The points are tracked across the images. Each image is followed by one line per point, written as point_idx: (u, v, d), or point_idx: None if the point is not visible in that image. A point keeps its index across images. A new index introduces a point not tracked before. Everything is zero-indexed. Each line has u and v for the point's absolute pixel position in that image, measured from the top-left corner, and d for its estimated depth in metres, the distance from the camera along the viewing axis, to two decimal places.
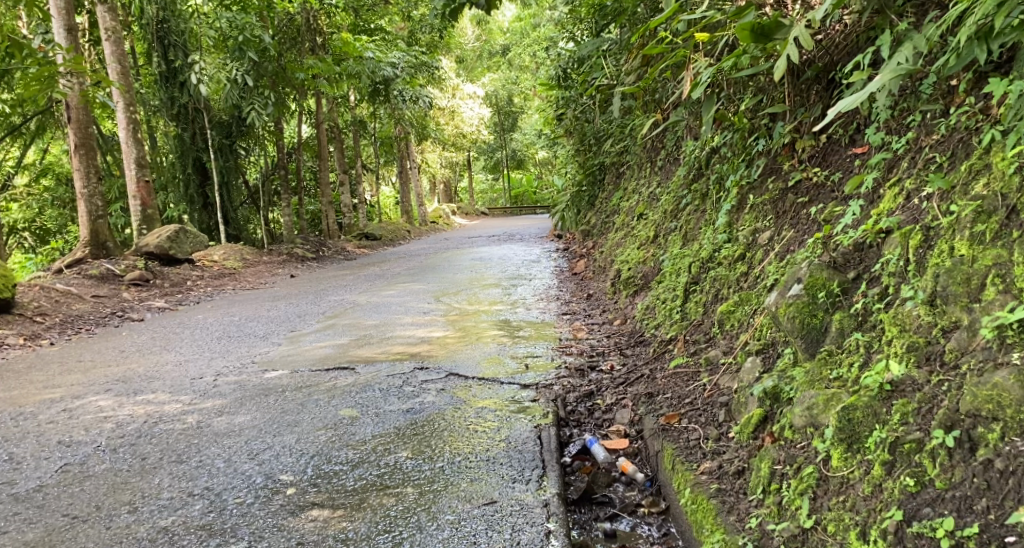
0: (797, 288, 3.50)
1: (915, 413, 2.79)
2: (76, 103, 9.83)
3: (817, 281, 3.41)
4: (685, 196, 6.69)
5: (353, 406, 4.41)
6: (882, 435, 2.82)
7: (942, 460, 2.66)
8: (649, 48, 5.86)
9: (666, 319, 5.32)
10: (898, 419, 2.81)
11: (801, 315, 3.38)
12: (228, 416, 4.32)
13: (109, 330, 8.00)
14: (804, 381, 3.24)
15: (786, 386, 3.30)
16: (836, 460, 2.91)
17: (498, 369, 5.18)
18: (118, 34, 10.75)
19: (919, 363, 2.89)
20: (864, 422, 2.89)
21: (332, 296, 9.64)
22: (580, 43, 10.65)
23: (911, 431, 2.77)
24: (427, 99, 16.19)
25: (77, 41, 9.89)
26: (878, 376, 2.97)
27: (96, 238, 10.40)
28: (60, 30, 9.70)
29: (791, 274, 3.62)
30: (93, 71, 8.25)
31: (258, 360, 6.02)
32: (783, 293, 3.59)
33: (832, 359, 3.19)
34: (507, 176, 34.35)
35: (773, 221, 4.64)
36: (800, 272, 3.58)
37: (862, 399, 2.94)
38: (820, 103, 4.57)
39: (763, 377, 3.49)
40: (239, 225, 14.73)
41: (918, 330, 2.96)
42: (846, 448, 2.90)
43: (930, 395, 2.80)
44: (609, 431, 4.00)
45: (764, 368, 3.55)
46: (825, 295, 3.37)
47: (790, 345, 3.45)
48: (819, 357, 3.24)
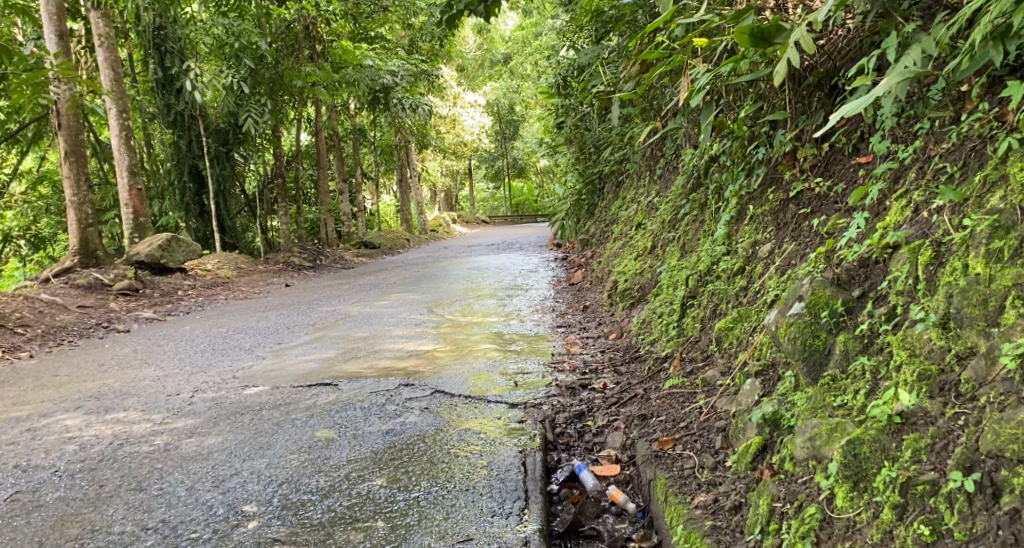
0: (798, 306, 3.28)
1: (927, 449, 2.58)
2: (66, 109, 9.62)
3: (820, 299, 3.18)
4: (683, 207, 6.49)
5: (330, 426, 4.20)
6: (893, 474, 2.61)
7: (961, 506, 2.45)
8: (647, 54, 5.63)
9: (663, 335, 5.11)
10: (909, 456, 2.60)
11: (803, 336, 3.16)
12: (198, 438, 4.12)
13: (93, 342, 7.79)
14: (806, 408, 3.02)
15: (787, 413, 3.09)
16: (840, 500, 2.69)
17: (486, 386, 4.95)
18: (111, 41, 10.54)
19: (932, 394, 2.68)
20: (872, 458, 2.68)
21: (325, 307, 9.43)
22: (579, 50, 10.45)
23: (925, 471, 2.55)
24: (427, 108, 15.82)
25: (69, 47, 9.57)
26: (887, 407, 2.75)
27: (86, 247, 10.16)
28: (51, 36, 9.42)
29: (792, 291, 3.41)
30: (82, 77, 8.07)
31: (240, 374, 5.80)
32: (783, 311, 3.38)
33: (835, 386, 2.97)
34: (509, 185, 34.15)
35: (774, 234, 4.44)
36: (801, 289, 3.36)
37: (869, 432, 2.73)
38: (823, 110, 4.37)
39: (762, 401, 3.28)
40: (235, 233, 14.47)
41: (930, 356, 2.75)
42: (852, 487, 2.68)
43: (944, 430, 2.59)
44: (599, 456, 3.78)
45: (763, 391, 3.35)
46: (829, 315, 3.15)
47: (791, 369, 3.22)
48: (822, 383, 3.02)
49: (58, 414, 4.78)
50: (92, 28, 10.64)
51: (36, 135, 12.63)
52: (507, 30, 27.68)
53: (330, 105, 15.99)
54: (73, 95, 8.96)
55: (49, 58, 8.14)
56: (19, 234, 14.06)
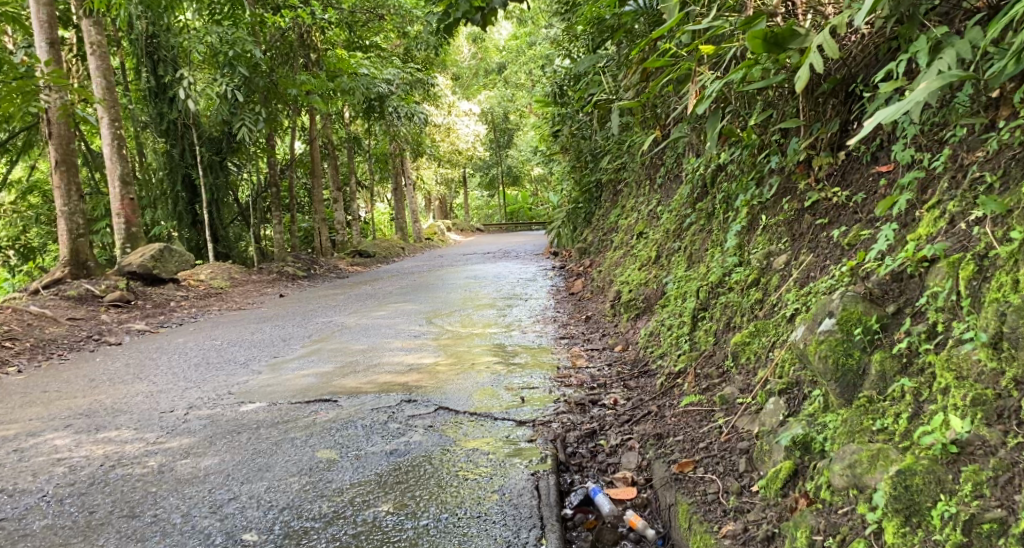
0: (828, 322, 3.17)
1: (991, 483, 2.50)
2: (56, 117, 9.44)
3: (852, 315, 3.08)
4: (689, 216, 6.35)
5: (331, 446, 4.03)
6: (952, 510, 2.52)
7: None
8: (651, 61, 5.47)
9: (673, 348, 4.96)
10: (970, 491, 2.52)
11: (834, 353, 3.05)
12: (194, 459, 3.95)
13: (84, 355, 7.60)
14: (842, 432, 2.93)
15: (819, 436, 3.00)
16: (890, 535, 2.60)
17: (492, 402, 4.79)
18: (103, 49, 10.34)
19: (989, 421, 2.59)
20: (926, 491, 2.58)
21: (321, 318, 9.25)
22: (576, 59, 10.34)
23: (989, 508, 2.47)
24: (423, 116, 15.66)
25: (60, 56, 9.39)
26: (939, 435, 2.66)
27: (77, 258, 9.96)
28: (42, 44, 9.23)
29: (819, 306, 3.27)
30: (72, 85, 7.88)
31: (236, 390, 5.62)
32: (809, 327, 3.25)
33: (873, 408, 2.89)
34: (503, 192, 33.99)
35: (789, 245, 4.31)
36: (830, 304, 3.22)
37: (921, 462, 2.63)
38: (839, 117, 4.24)
39: (790, 421, 3.17)
40: (229, 243, 14.28)
41: (981, 380, 2.66)
42: (903, 522, 2.59)
43: (1007, 461, 2.50)
44: (614, 477, 3.63)
45: (789, 410, 3.23)
46: (862, 332, 3.05)
47: (821, 387, 3.13)
48: (858, 405, 2.93)
49: (46, 433, 4.60)
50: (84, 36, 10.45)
51: (26, 144, 12.45)
52: (501, 38, 27.54)
53: (324, 114, 15.83)
54: (65, 104, 8.80)
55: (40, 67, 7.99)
56: (8, 244, 13.84)
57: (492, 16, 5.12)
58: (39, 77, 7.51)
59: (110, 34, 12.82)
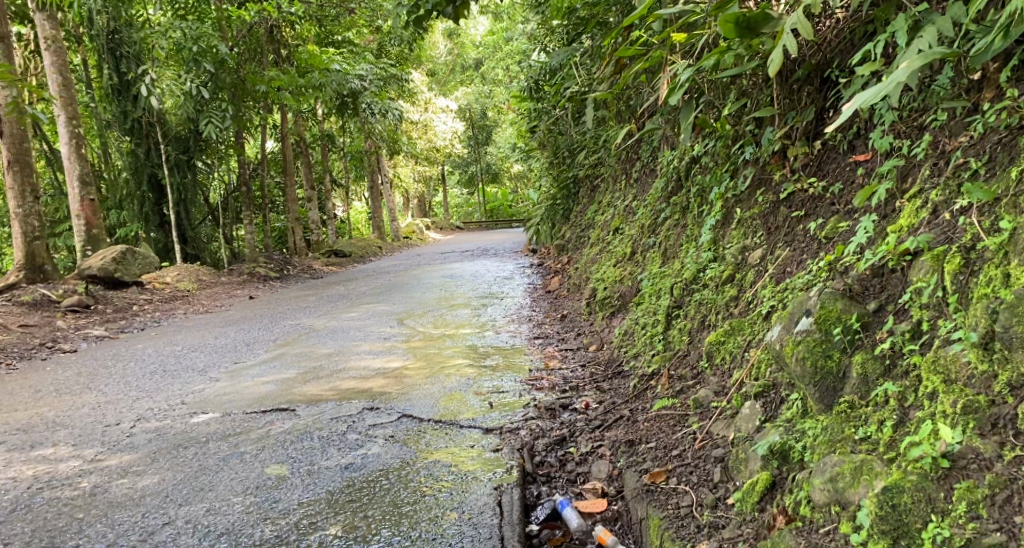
0: (806, 321, 2.98)
1: (987, 503, 2.32)
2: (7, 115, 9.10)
3: (831, 314, 2.90)
4: (664, 210, 6.16)
5: (282, 461, 3.94)
6: (944, 530, 2.35)
7: None
8: (622, 51, 5.26)
9: (647, 349, 4.75)
10: (966, 510, 2.34)
11: (813, 355, 2.87)
12: (132, 478, 3.91)
13: (35, 364, 7.31)
14: (822, 441, 2.74)
15: (797, 444, 2.81)
16: None
17: (459, 409, 4.56)
18: (58, 44, 9.96)
19: (982, 431, 2.42)
20: (916, 511, 2.40)
21: (289, 320, 8.99)
22: (550, 53, 10.12)
23: (988, 529, 2.30)
24: (397, 112, 15.38)
25: (10, 51, 9.03)
26: (929, 447, 2.48)
27: (33, 261, 9.61)
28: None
29: (796, 304, 3.08)
30: (20, 81, 7.53)
31: (190, 399, 5.36)
32: (786, 327, 3.06)
33: (854, 415, 2.71)
34: (482, 190, 33.68)
35: (764, 238, 4.12)
36: (808, 302, 3.04)
37: (909, 478, 2.45)
38: (814, 105, 4.05)
39: (767, 427, 2.99)
40: (198, 244, 13.95)
41: (972, 384, 2.49)
42: (892, 544, 2.42)
43: (1004, 477, 2.33)
44: (584, 488, 3.45)
45: (767, 414, 3.04)
46: (842, 332, 2.86)
47: (799, 391, 2.94)
48: (838, 411, 2.75)
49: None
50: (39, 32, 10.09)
51: None
52: (478, 34, 27.21)
53: (296, 111, 15.48)
54: (17, 101, 8.47)
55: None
56: None
57: (462, 10, 4.92)
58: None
59: (70, 31, 12.45)
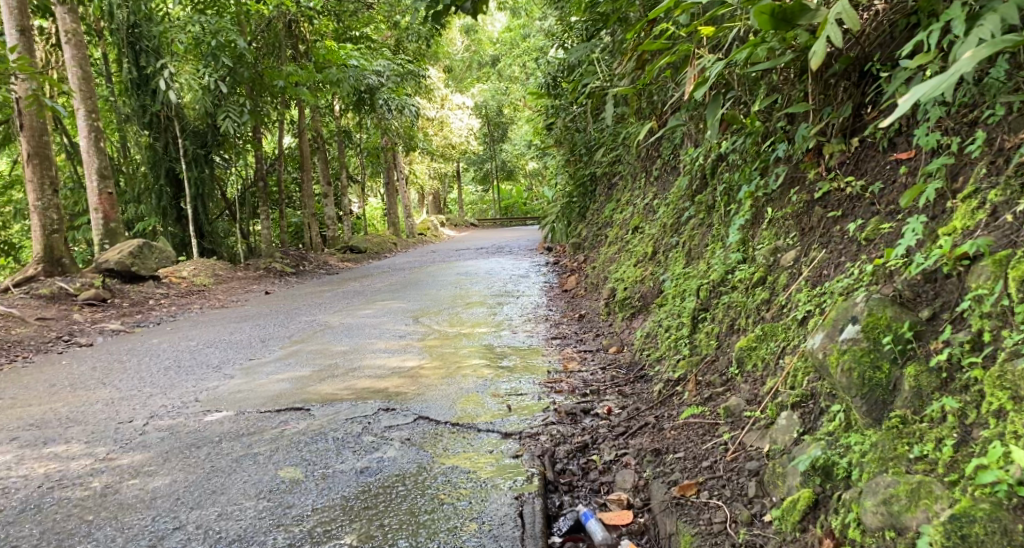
0: (851, 329, 2.88)
1: None
2: (27, 109, 9.02)
3: (880, 322, 2.80)
4: (688, 209, 5.99)
5: (296, 463, 3.81)
6: None
7: None
8: (647, 45, 5.09)
9: (671, 352, 4.59)
10: None
11: (857, 364, 2.76)
12: (143, 479, 3.79)
13: (51, 357, 7.24)
14: (873, 458, 2.63)
15: (841, 460, 2.71)
16: None
17: (476, 411, 4.42)
18: (78, 37, 9.87)
19: None
20: (987, 542, 2.30)
21: (304, 317, 8.89)
22: (569, 49, 9.94)
23: None
24: (414, 109, 15.24)
25: (31, 44, 8.96)
26: (999, 472, 2.37)
27: (51, 254, 9.56)
28: (11, 32, 8.82)
29: (841, 310, 2.98)
30: (39, 74, 7.43)
31: (204, 396, 5.26)
32: (829, 334, 2.95)
33: (908, 431, 2.61)
34: (497, 187, 33.53)
35: (798, 239, 3.96)
36: (855, 308, 2.94)
37: (980, 506, 2.35)
38: (852, 101, 3.90)
39: (806, 440, 2.88)
40: (215, 239, 13.89)
41: None
42: None
43: None
44: (607, 499, 3.31)
45: (806, 426, 2.94)
46: (892, 342, 2.76)
47: (842, 402, 2.84)
48: (890, 428, 2.65)
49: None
50: (58, 24, 10.02)
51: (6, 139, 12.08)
52: (495, 31, 27.04)
53: (313, 107, 15.38)
54: (36, 93, 8.38)
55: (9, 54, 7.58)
56: None
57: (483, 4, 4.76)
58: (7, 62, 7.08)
59: (90, 25, 12.40)
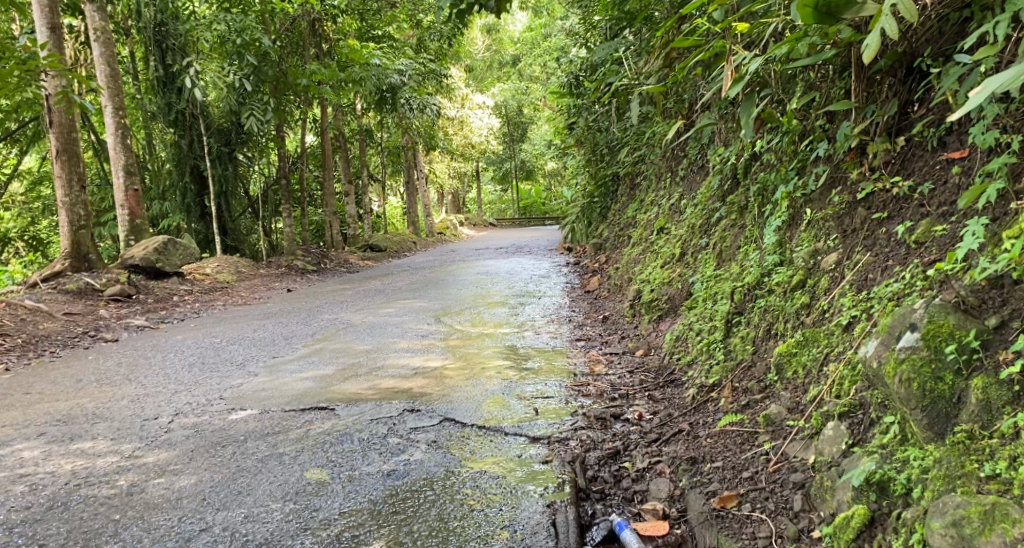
0: (909, 336, 2.82)
1: None
2: (57, 106, 9.00)
3: (943, 329, 2.75)
4: (718, 209, 5.85)
5: (322, 465, 3.72)
6: None
7: None
8: (679, 41, 4.95)
9: (703, 357, 4.46)
10: None
11: (918, 375, 2.72)
12: (169, 478, 3.72)
13: (77, 352, 7.23)
14: (937, 476, 2.59)
15: (898, 476, 2.68)
16: None
17: (503, 414, 4.31)
18: (107, 35, 9.89)
19: None
20: None
21: (326, 314, 8.83)
22: (592, 48, 9.81)
23: None
24: (435, 108, 15.15)
25: (62, 42, 8.96)
26: None
27: (77, 250, 9.55)
28: (42, 29, 8.85)
29: (897, 317, 2.92)
30: (69, 72, 7.39)
31: (228, 394, 5.20)
32: (884, 342, 2.90)
33: (975, 447, 2.57)
34: (516, 187, 33.35)
35: (840, 242, 3.84)
36: (914, 315, 2.87)
37: None
38: (897, 99, 3.76)
39: (857, 453, 2.86)
40: (238, 236, 13.88)
41: None
42: None
43: None
44: (642, 508, 3.23)
45: (854, 437, 2.92)
46: (955, 351, 2.72)
47: (899, 414, 2.80)
48: (954, 443, 2.60)
49: (17, 444, 4.36)
50: (87, 22, 10.05)
51: (35, 135, 12.15)
52: (515, 31, 26.86)
53: (335, 105, 15.35)
54: (64, 90, 8.38)
55: (39, 51, 7.57)
56: (17, 236, 13.49)
57: (507, 4, 4.64)
58: (35, 58, 7.06)
59: (119, 23, 12.44)
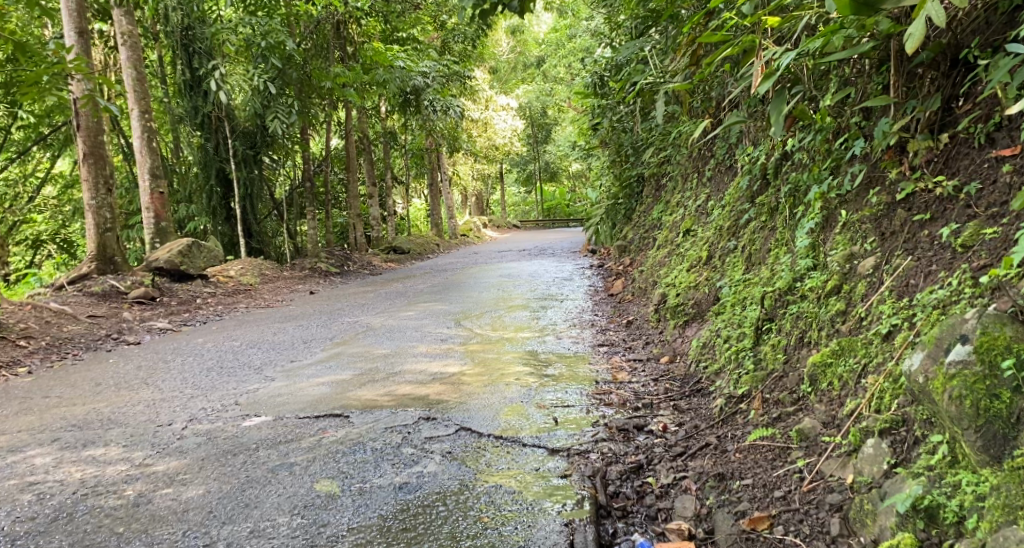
0: (961, 349, 2.62)
1: None
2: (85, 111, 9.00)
3: (998, 342, 2.56)
4: (748, 211, 5.64)
5: (334, 476, 3.59)
6: None
7: None
8: (705, 37, 4.74)
9: (731, 366, 4.26)
10: None
11: (971, 391, 2.53)
12: (177, 488, 3.59)
13: (99, 355, 7.18)
14: (998, 506, 2.41)
15: (950, 503, 2.50)
16: None
17: (521, 424, 4.15)
18: (134, 38, 9.86)
19: None
20: None
21: (347, 317, 8.73)
22: (617, 48, 9.61)
23: None
24: (458, 110, 15.02)
25: (90, 47, 8.93)
26: None
27: (104, 253, 9.56)
28: (71, 34, 8.85)
29: (945, 328, 2.71)
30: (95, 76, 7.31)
31: (243, 400, 5.09)
32: (931, 354, 2.70)
33: None
34: (540, 189, 33.15)
35: (880, 247, 3.65)
36: (964, 326, 2.68)
37: None
38: (939, 93, 3.63)
39: (904, 475, 2.68)
40: (262, 238, 13.85)
41: None
42: None
43: None
44: (666, 528, 3.05)
45: (896, 457, 2.75)
46: (1012, 366, 2.52)
47: (949, 436, 2.61)
48: (1013, 469, 2.42)
49: (30, 450, 4.27)
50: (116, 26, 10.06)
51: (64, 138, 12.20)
52: (540, 32, 26.66)
53: (359, 108, 15.28)
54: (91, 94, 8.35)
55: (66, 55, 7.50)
56: (49, 239, 13.67)
57: (532, 4, 4.46)
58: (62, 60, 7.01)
59: (148, 28, 12.46)
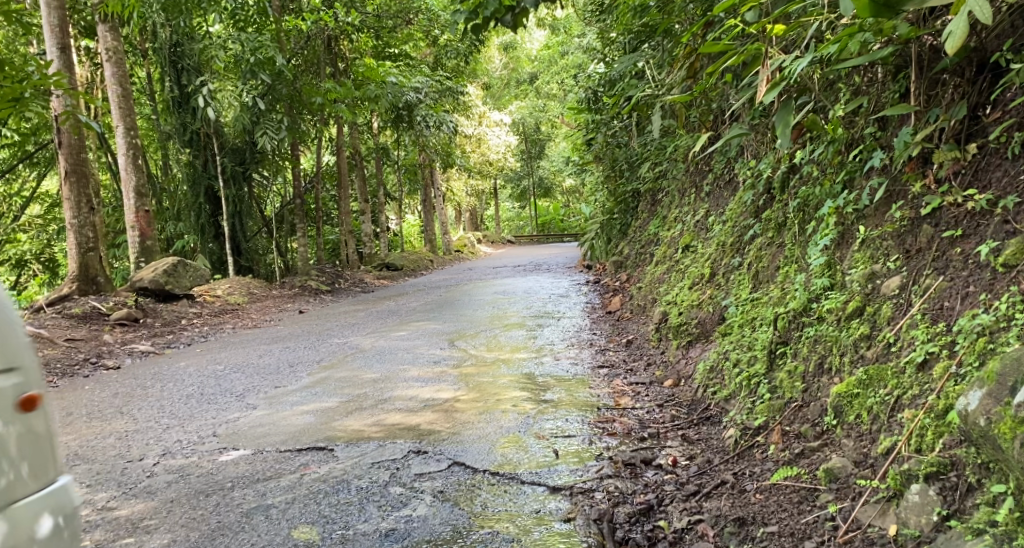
0: None
1: None
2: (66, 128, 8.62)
3: None
4: (753, 226, 5.36)
5: (314, 521, 3.27)
6: None
7: None
8: (706, 46, 4.32)
9: (744, 394, 3.95)
10: None
11: None
12: (139, 537, 3.28)
13: (76, 382, 6.83)
14: None
15: None
16: None
17: (519, 457, 3.85)
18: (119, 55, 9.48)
19: None
20: None
21: (336, 338, 8.40)
22: (610, 62, 9.34)
23: None
24: (452, 125, 14.69)
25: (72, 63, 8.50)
26: None
27: (85, 273, 9.20)
28: (52, 49, 8.39)
29: (1011, 362, 2.42)
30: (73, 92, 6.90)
31: (222, 431, 4.76)
32: (993, 394, 2.41)
33: None
34: (534, 204, 32.93)
35: (904, 265, 3.39)
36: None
37: None
38: (965, 101, 3.37)
39: (963, 530, 2.42)
40: (252, 256, 13.51)
41: None
42: None
43: None
44: None
45: (948, 506, 2.51)
46: None
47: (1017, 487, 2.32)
48: None
49: None
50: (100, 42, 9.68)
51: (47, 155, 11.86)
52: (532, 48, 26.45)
53: (350, 124, 14.97)
54: (71, 111, 7.96)
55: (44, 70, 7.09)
56: (32, 258, 13.21)
57: (525, 18, 4.14)
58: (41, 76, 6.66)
59: (135, 45, 12.12)
